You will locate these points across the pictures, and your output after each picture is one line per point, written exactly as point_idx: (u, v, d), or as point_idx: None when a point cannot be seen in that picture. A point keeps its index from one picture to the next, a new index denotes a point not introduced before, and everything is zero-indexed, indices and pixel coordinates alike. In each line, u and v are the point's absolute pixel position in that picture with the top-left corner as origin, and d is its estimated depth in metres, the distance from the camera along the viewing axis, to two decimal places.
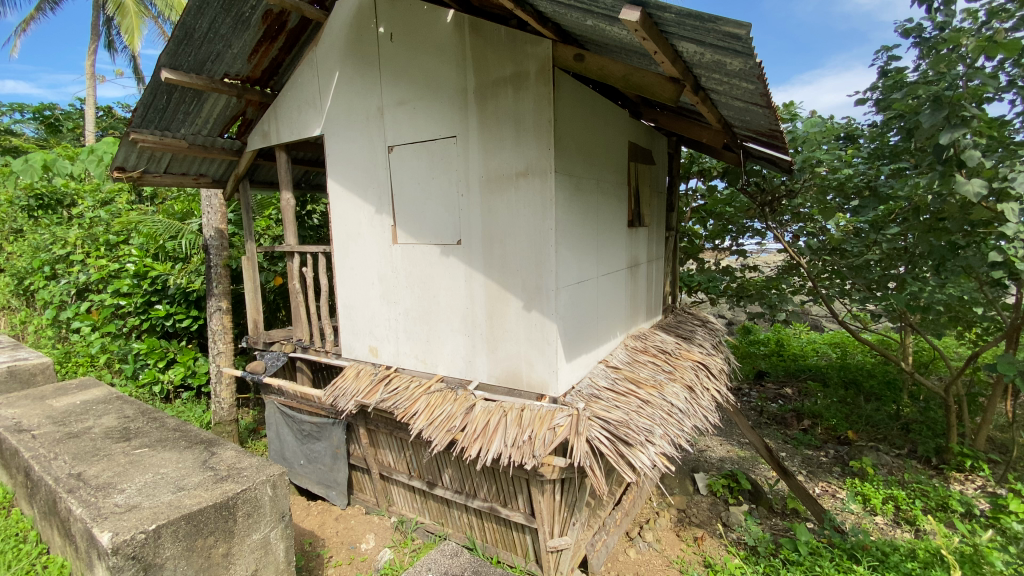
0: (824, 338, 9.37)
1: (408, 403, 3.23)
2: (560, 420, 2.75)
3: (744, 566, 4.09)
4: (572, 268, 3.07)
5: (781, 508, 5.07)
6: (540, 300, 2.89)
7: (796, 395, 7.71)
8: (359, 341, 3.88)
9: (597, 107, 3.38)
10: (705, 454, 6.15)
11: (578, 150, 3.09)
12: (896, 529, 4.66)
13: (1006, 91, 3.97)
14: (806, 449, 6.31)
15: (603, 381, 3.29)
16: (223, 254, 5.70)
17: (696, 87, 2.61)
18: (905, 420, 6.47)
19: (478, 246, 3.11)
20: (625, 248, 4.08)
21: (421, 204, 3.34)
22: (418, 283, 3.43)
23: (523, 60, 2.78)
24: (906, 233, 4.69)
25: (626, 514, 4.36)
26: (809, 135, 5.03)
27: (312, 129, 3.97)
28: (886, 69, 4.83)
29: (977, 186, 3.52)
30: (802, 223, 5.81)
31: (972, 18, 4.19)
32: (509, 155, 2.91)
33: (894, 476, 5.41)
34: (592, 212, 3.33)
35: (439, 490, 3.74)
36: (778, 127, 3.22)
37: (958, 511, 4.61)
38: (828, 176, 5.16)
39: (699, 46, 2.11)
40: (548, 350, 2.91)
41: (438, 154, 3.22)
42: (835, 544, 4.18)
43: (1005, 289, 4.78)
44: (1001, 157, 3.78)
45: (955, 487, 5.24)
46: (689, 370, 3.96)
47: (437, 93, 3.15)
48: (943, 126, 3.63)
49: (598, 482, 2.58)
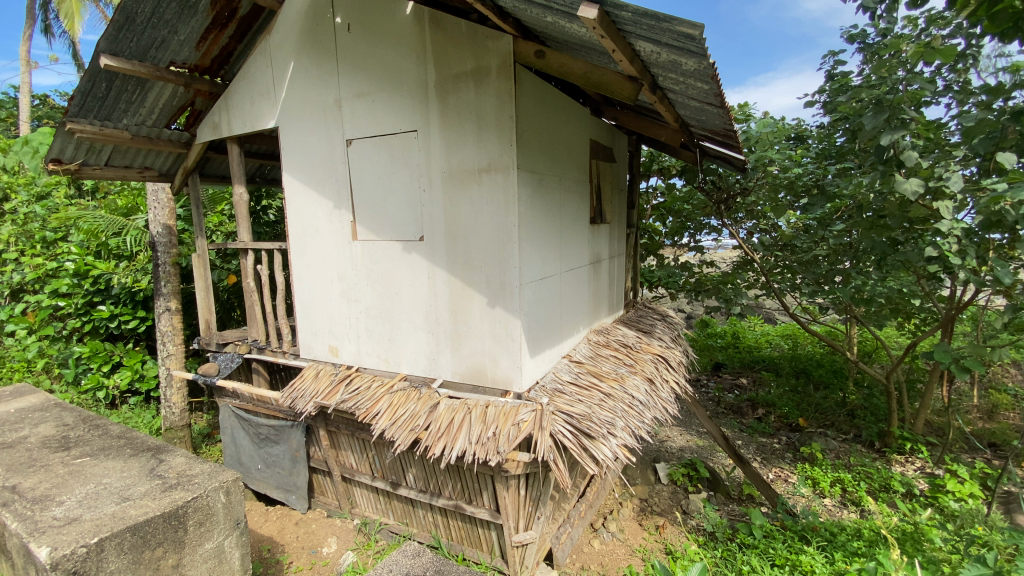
0: (777, 330, 9.77)
1: (369, 403, 3.17)
2: (525, 416, 2.76)
3: (703, 551, 4.21)
4: (536, 263, 3.07)
5: (738, 494, 5.27)
6: (504, 296, 2.89)
7: (751, 385, 8.03)
8: (318, 340, 3.78)
9: (559, 104, 3.39)
10: (666, 444, 6.32)
11: (540, 147, 3.10)
12: (843, 509, 4.90)
13: (942, 96, 4.23)
14: (761, 437, 6.57)
15: (566, 375, 3.32)
16: (172, 251, 5.44)
17: (654, 87, 2.67)
18: (851, 406, 6.83)
19: (441, 242, 3.07)
20: (588, 245, 4.13)
21: (381, 199, 3.27)
22: (379, 280, 3.36)
23: (484, 55, 2.76)
24: (850, 229, 4.95)
25: (590, 505, 4.42)
26: (761, 135, 5.21)
27: (266, 121, 3.82)
28: (833, 73, 5.08)
29: (915, 185, 3.73)
30: (756, 220, 6.09)
31: (912, 25, 4.45)
32: (471, 150, 2.88)
33: (841, 460, 5.71)
34: (555, 208, 3.35)
35: (403, 490, 3.70)
36: (731, 127, 3.32)
37: (899, 491, 4.92)
38: (779, 176, 5.33)
39: (656, 46, 2.14)
40: (512, 346, 2.91)
41: (399, 148, 3.16)
42: (787, 527, 4.38)
43: (940, 282, 5.07)
44: (937, 158, 4.02)
45: (897, 468, 5.58)
46: (649, 363, 4.05)
47: (397, 86, 3.09)
48: (884, 128, 3.83)
49: (562, 475, 2.61)
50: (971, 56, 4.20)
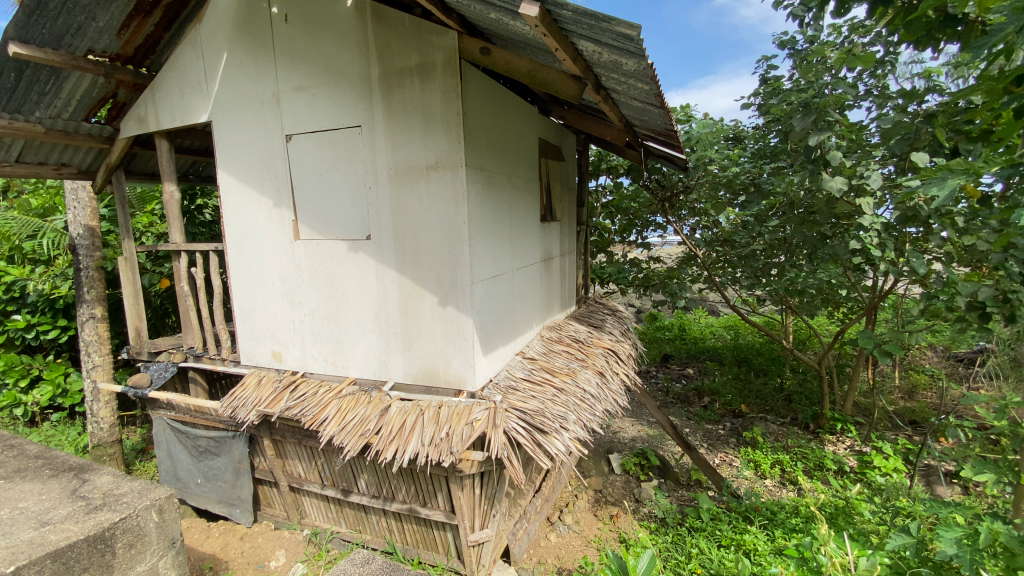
0: (719, 321, 10.23)
1: (316, 410, 3.06)
2: (478, 415, 2.73)
3: (654, 537, 4.35)
4: (487, 261, 3.06)
5: (686, 480, 5.47)
6: (455, 295, 2.86)
7: (697, 374, 8.38)
8: (260, 345, 3.61)
9: (506, 101, 3.39)
10: (619, 435, 6.48)
11: (489, 145, 3.08)
12: (782, 488, 5.19)
13: (863, 100, 4.55)
14: (707, 424, 6.86)
15: (519, 372, 3.33)
16: (95, 255, 5.04)
17: (597, 86, 2.72)
18: (787, 391, 7.25)
19: (389, 241, 3.00)
20: (538, 242, 4.15)
21: (324, 198, 3.16)
22: (324, 281, 3.25)
23: (429, 50, 2.72)
24: (784, 225, 5.25)
25: (546, 500, 4.46)
26: (701, 135, 5.42)
27: (197, 115, 3.60)
28: (766, 77, 5.36)
29: (839, 182, 4.02)
30: (698, 217, 6.24)
31: (836, 33, 4.76)
32: (418, 147, 2.83)
33: (780, 443, 6.05)
34: (504, 206, 3.35)
35: (355, 497, 3.60)
36: (672, 127, 3.44)
37: (831, 469, 5.27)
38: (719, 174, 5.52)
39: (597, 46, 2.18)
40: (465, 345, 2.89)
41: (342, 144, 3.06)
42: (732, 508, 4.58)
43: (864, 274, 5.45)
44: (859, 157, 4.32)
45: (830, 447, 5.97)
46: (600, 357, 4.14)
47: (338, 80, 2.99)
48: (812, 129, 4.09)
49: (516, 472, 2.61)
50: (888, 63, 4.52)
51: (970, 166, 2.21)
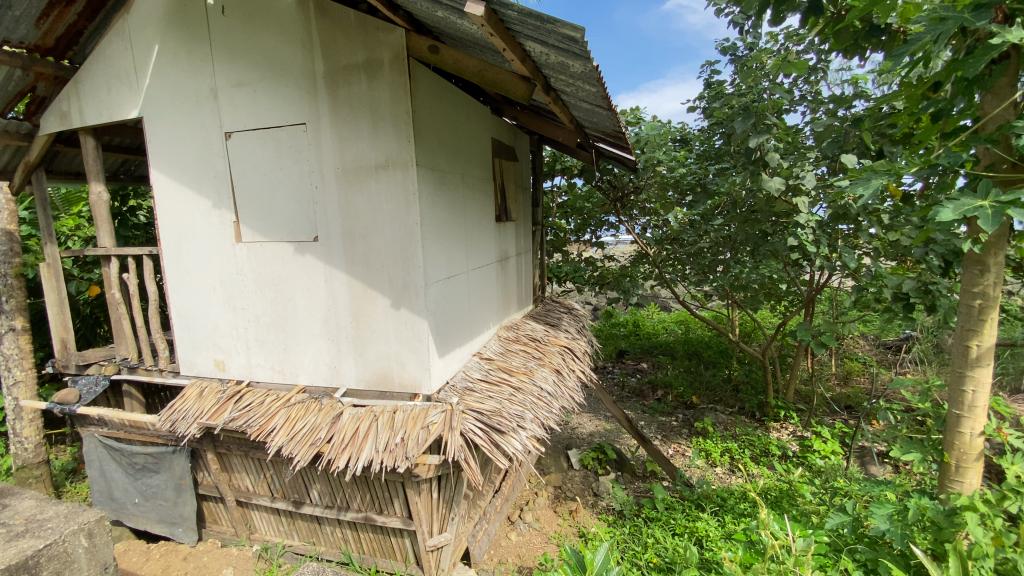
0: (671, 316, 10.57)
1: (263, 420, 2.93)
2: (434, 418, 2.69)
3: (613, 529, 4.45)
4: (441, 261, 3.02)
5: (642, 471, 5.61)
6: (409, 297, 2.81)
7: (650, 368, 8.62)
8: (201, 354, 3.42)
9: (458, 100, 3.36)
10: (577, 431, 6.58)
11: (440, 144, 3.04)
12: (731, 475, 5.41)
13: (798, 105, 4.82)
14: (661, 416, 7.08)
15: (476, 373, 3.31)
16: (14, 261, 4.64)
17: (547, 87, 2.75)
18: (735, 381, 7.58)
19: (337, 243, 2.91)
20: (494, 242, 4.14)
21: (268, 198, 3.03)
22: (270, 285, 3.11)
23: (376, 47, 2.66)
24: (728, 223, 5.49)
25: (506, 499, 4.47)
26: (649, 137, 5.58)
27: (126, 110, 3.36)
28: (710, 81, 5.57)
29: (777, 183, 4.26)
30: (648, 217, 6.55)
31: (773, 41, 5.00)
32: (366, 146, 2.76)
33: (728, 431, 6.32)
34: (458, 205, 3.31)
35: (308, 508, 3.48)
36: (621, 128, 3.51)
37: (775, 454, 5.55)
38: (667, 175, 5.81)
39: (544, 47, 2.19)
40: (420, 348, 2.83)
41: (285, 142, 2.94)
42: (685, 497, 4.73)
43: (802, 269, 5.77)
44: (795, 159, 4.58)
45: (774, 434, 6.29)
46: (557, 355, 4.18)
47: (281, 76, 2.87)
48: (752, 132, 4.31)
49: (473, 473, 2.59)
50: (821, 70, 4.79)
51: (891, 167, 2.38)
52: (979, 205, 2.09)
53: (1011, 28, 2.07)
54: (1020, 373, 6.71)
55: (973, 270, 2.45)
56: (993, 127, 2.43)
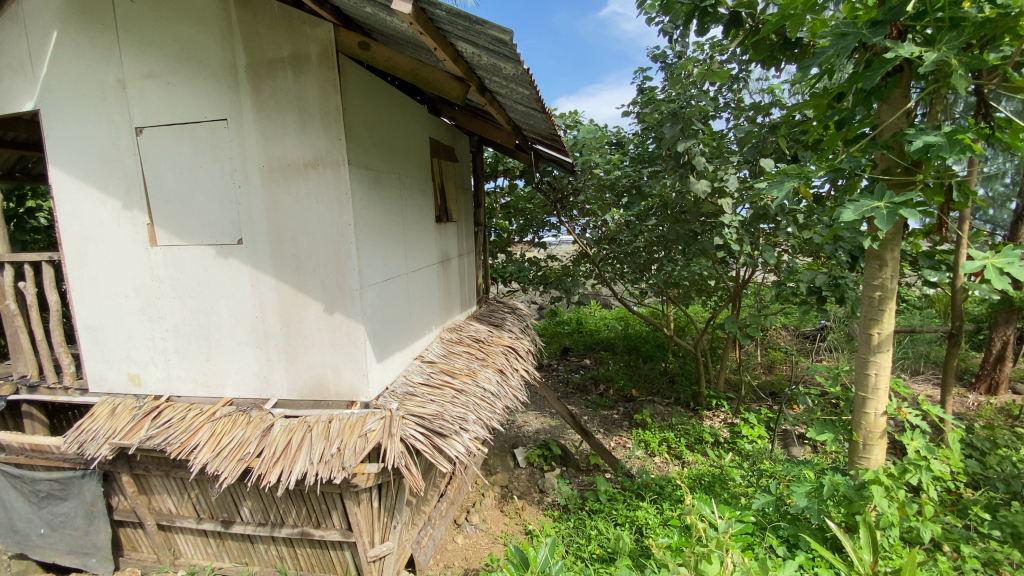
0: (612, 313, 10.90)
1: (184, 437, 2.73)
2: (372, 425, 2.60)
3: (558, 524, 4.52)
4: (377, 264, 2.93)
5: (586, 465, 5.71)
6: (343, 301, 2.71)
7: (593, 364, 8.84)
8: (113, 369, 3.14)
9: (394, 99, 3.28)
10: (523, 429, 6.62)
11: (374, 143, 2.96)
12: (668, 463, 5.65)
13: (723, 111, 5.10)
14: (603, 410, 7.28)
15: (417, 377, 3.24)
16: None
17: (481, 88, 2.75)
18: (670, 373, 7.93)
19: (264, 245, 2.77)
20: (434, 243, 4.08)
21: (186, 198, 2.83)
22: (190, 292, 2.91)
23: (302, 41, 2.54)
24: (661, 223, 5.73)
25: (451, 503, 4.44)
26: (586, 140, 5.72)
27: (18, 102, 3.02)
28: (642, 87, 5.79)
29: (703, 185, 4.52)
30: (587, 218, 6.69)
31: (700, 50, 5.27)
32: (294, 144, 2.64)
33: (665, 421, 6.59)
34: (395, 206, 3.24)
35: (238, 527, 3.28)
36: (557, 131, 3.58)
37: (708, 441, 5.85)
38: (604, 177, 6.00)
39: (475, 48, 2.20)
40: (356, 354, 2.74)
41: (204, 139, 2.76)
42: (626, 487, 4.88)
43: (729, 266, 6.13)
44: (720, 162, 4.85)
45: (707, 422, 6.64)
46: (500, 355, 4.18)
47: (198, 68, 2.69)
48: (680, 136, 4.54)
49: (415, 480, 2.54)
50: (742, 79, 5.09)
51: (802, 170, 2.58)
52: (876, 206, 2.31)
53: (900, 44, 2.29)
54: (917, 356, 7.44)
55: (873, 265, 2.69)
56: (888, 135, 2.67)
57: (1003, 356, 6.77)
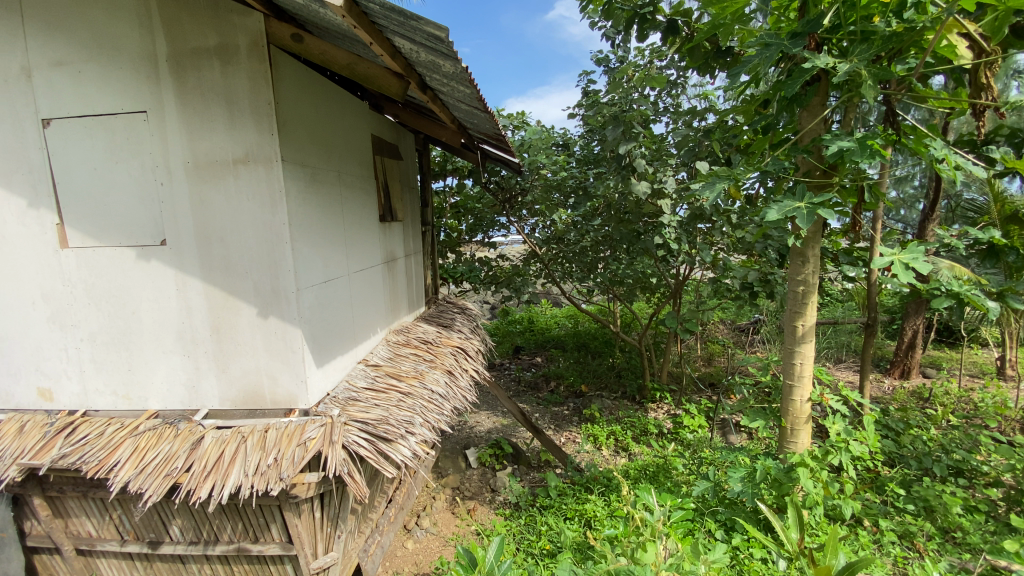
0: (562, 311, 11.07)
1: (103, 454, 2.53)
2: (312, 433, 2.49)
3: (509, 522, 4.54)
4: (315, 265, 2.83)
5: (537, 462, 5.75)
6: (278, 304, 2.59)
7: (544, 362, 8.94)
8: (20, 383, 2.86)
9: (332, 94, 3.17)
10: (474, 430, 6.59)
11: (311, 139, 2.85)
12: (616, 456, 5.80)
13: (662, 115, 5.30)
14: (553, 406, 7.38)
15: (361, 381, 3.15)
16: None
17: (422, 85, 2.72)
18: (617, 368, 8.15)
19: (191, 247, 2.60)
20: (378, 243, 3.98)
21: (102, 196, 2.61)
22: (108, 297, 2.69)
23: (229, 31, 2.41)
24: (606, 223, 5.87)
25: (400, 508, 4.36)
26: (532, 141, 5.78)
27: None
28: (587, 90, 5.91)
29: (644, 187, 4.70)
30: (536, 218, 6.75)
31: (640, 55, 5.44)
32: (222, 139, 2.49)
33: (613, 415, 6.77)
34: (334, 205, 3.13)
35: (167, 547, 3.08)
36: (501, 130, 3.58)
37: (653, 432, 6.05)
38: (550, 178, 6.09)
39: (413, 44, 2.17)
40: (293, 359, 2.63)
41: (121, 133, 2.55)
42: (575, 481, 4.97)
43: (670, 265, 6.37)
44: (659, 164, 5.06)
45: (652, 414, 6.87)
46: (449, 356, 4.14)
47: (113, 56, 2.49)
48: (622, 138, 4.68)
49: (357, 487, 2.47)
50: (680, 85, 5.31)
51: (731, 173, 2.73)
52: (797, 206, 2.47)
53: (817, 55, 2.45)
54: (840, 346, 8.03)
55: (797, 261, 2.87)
56: (807, 140, 2.86)
57: (913, 343, 7.41)
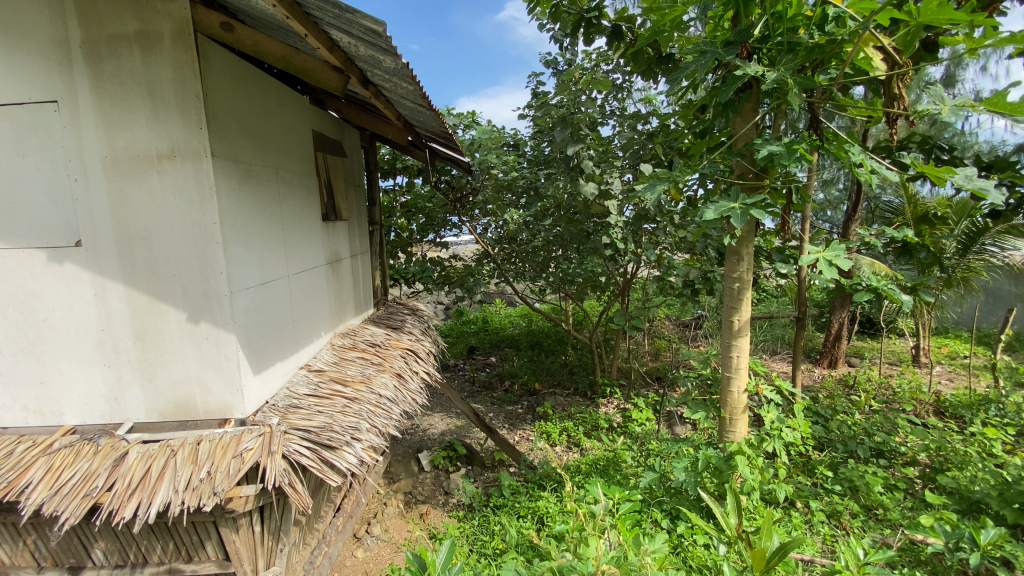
0: (516, 310, 11.13)
1: (11, 476, 2.30)
2: (249, 444, 2.37)
3: (462, 524, 4.51)
4: (250, 266, 2.69)
5: (491, 462, 5.75)
6: (209, 308, 2.45)
7: (498, 361, 8.95)
8: None
9: (267, 87, 3.03)
10: (427, 432, 6.51)
11: (244, 134, 2.71)
12: (568, 452, 5.89)
13: (609, 118, 5.43)
14: (507, 406, 7.40)
15: (303, 388, 3.02)
16: None
17: (362, 80, 2.65)
18: (570, 365, 8.28)
19: (111, 248, 2.41)
20: (321, 243, 3.84)
21: (5, 193, 2.38)
22: (14, 303, 2.45)
23: (151, 17, 2.25)
24: (556, 223, 5.94)
25: (349, 516, 4.25)
26: (482, 141, 5.76)
27: None
28: (536, 91, 5.96)
29: (592, 187, 4.80)
30: (489, 217, 6.75)
31: (588, 59, 5.54)
32: (143, 132, 2.33)
33: (566, 412, 6.87)
34: (271, 203, 2.99)
35: (90, 573, 2.85)
36: (448, 129, 3.56)
37: (604, 427, 6.19)
38: (501, 178, 6.12)
39: (350, 37, 2.13)
40: (227, 366, 2.49)
41: (27, 123, 2.33)
42: (529, 479, 5.00)
43: (619, 264, 6.53)
44: (605, 166, 5.19)
45: (603, 408, 7.03)
46: (398, 359, 4.05)
47: (16, 38, 2.26)
48: (570, 140, 4.76)
49: (299, 498, 2.38)
50: (626, 89, 5.45)
51: (671, 175, 2.84)
52: (732, 206, 2.59)
53: (748, 63, 2.58)
54: (775, 338, 8.51)
55: (732, 260, 3.01)
56: (741, 143, 3.00)
57: (839, 335, 7.97)
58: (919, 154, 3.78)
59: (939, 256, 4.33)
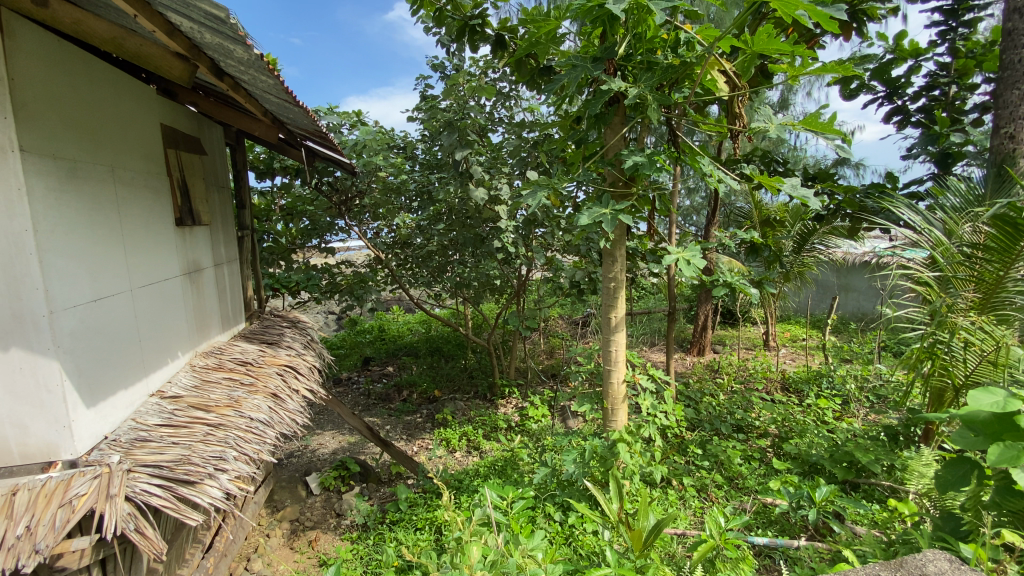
0: (415, 317, 10.89)
1: None
2: (80, 489, 2.02)
3: (355, 544, 4.28)
4: (77, 280, 2.30)
5: (388, 475, 5.52)
6: (20, 332, 2.05)
7: (396, 370, 8.66)
8: None
9: (99, 73, 2.63)
10: (317, 452, 6.10)
11: (66, 126, 2.32)
12: (468, 456, 5.87)
13: (497, 124, 5.53)
14: (406, 416, 7.19)
15: (154, 418, 2.65)
16: None
17: (214, 69, 2.41)
18: (469, 369, 8.26)
19: None
20: (175, 251, 3.41)
21: None
22: None
23: None
24: (449, 228, 5.91)
25: (221, 555, 3.83)
26: (367, 141, 5.54)
27: None
28: (424, 93, 5.87)
29: (482, 192, 4.84)
30: (379, 222, 6.50)
31: (475, 64, 5.59)
32: None
33: (465, 416, 6.83)
34: (106, 207, 2.59)
35: None
36: (321, 127, 3.37)
37: (502, 428, 6.27)
38: (389, 180, 5.91)
39: (193, 21, 1.97)
40: (47, 399, 2.10)
41: None
42: (427, 489, 4.89)
43: (513, 267, 6.66)
44: (495, 171, 5.27)
45: (502, 409, 7.13)
46: (274, 377, 3.73)
47: None
48: (457, 144, 4.78)
49: (149, 546, 2.11)
50: (513, 97, 5.59)
51: (549, 182, 2.96)
52: (604, 212, 2.78)
53: (613, 79, 2.78)
54: (654, 332, 9.28)
55: (608, 261, 3.22)
56: (612, 153, 3.22)
57: (706, 325, 8.91)
58: (761, 166, 4.34)
59: (779, 254, 5.01)
